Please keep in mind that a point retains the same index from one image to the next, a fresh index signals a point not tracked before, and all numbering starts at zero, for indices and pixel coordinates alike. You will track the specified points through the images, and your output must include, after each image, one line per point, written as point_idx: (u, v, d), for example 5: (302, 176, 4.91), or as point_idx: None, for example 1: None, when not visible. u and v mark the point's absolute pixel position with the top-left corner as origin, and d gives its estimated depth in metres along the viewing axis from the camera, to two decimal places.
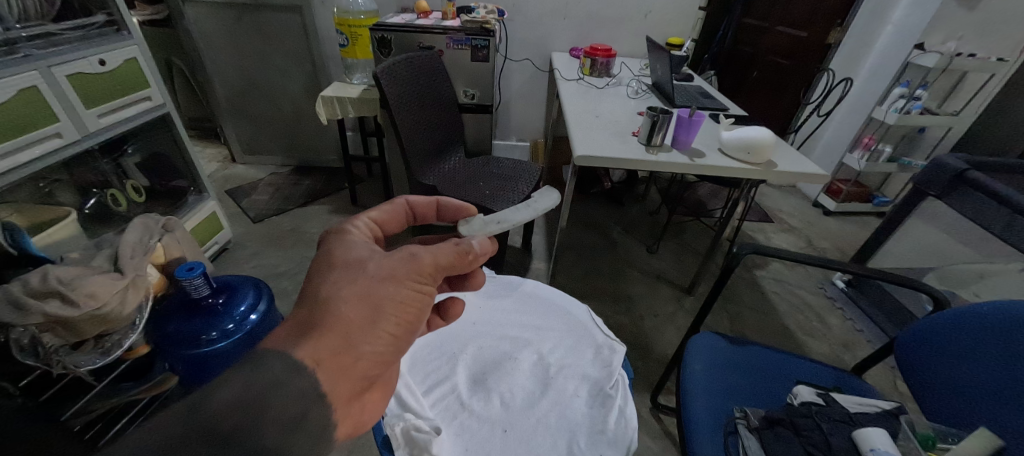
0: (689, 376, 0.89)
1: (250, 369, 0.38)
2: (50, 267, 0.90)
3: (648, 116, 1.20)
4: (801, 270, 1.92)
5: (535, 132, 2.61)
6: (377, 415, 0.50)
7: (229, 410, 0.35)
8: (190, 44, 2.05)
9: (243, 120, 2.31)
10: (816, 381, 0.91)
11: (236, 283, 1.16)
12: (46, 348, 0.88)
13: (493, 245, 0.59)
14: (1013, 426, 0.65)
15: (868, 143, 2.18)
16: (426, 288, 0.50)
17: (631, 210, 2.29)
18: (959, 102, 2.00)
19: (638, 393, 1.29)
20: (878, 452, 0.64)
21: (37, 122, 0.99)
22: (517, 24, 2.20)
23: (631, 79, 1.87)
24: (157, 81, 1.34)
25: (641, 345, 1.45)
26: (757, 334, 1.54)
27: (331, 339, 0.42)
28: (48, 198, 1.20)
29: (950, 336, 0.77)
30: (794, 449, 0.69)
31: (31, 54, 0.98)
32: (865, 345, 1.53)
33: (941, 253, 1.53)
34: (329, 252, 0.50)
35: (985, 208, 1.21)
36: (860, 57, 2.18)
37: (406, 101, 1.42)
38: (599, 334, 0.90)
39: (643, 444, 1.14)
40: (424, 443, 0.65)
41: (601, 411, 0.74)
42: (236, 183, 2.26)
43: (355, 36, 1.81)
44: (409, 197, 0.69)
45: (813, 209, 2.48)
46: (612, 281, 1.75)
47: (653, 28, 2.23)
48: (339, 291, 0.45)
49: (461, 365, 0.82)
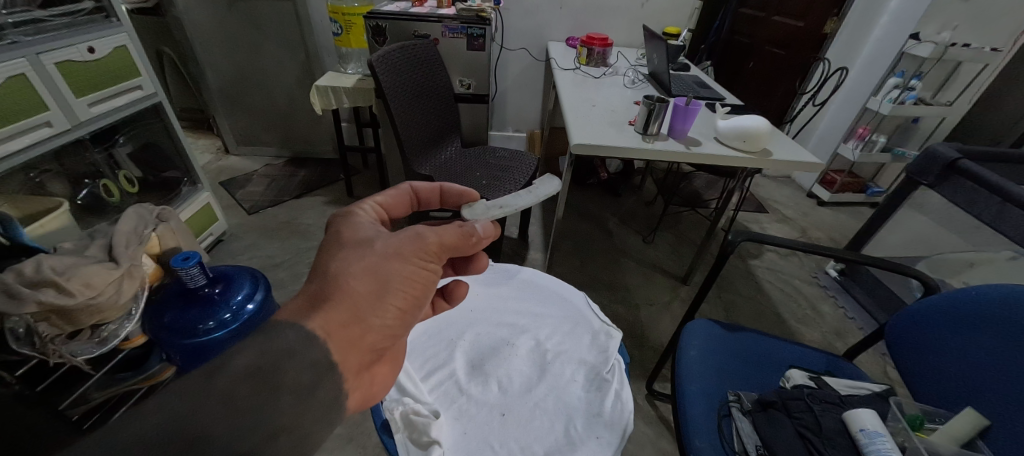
0: (684, 360, 0.91)
1: (264, 338, 0.38)
2: (44, 257, 0.89)
3: (644, 105, 1.19)
4: (795, 259, 1.94)
5: (532, 122, 2.60)
6: (387, 388, 0.50)
7: (245, 376, 0.35)
8: (180, 32, 2.01)
9: (237, 110, 2.28)
10: (809, 366, 0.92)
11: (232, 273, 1.16)
12: (42, 337, 0.88)
13: (496, 229, 0.61)
14: (988, 400, 0.69)
15: (862, 133, 2.19)
16: (432, 266, 0.52)
17: (628, 201, 2.30)
18: (952, 92, 2.03)
19: (634, 380, 1.31)
20: (867, 432, 0.66)
21: (24, 110, 0.97)
22: (513, 13, 2.18)
23: (628, 69, 1.86)
24: (148, 69, 1.32)
25: (637, 333, 1.47)
26: (750, 322, 1.56)
27: (342, 310, 0.44)
28: (39, 189, 1.19)
29: (935, 320, 0.79)
30: (787, 432, 0.70)
31: (19, 40, 0.96)
32: (856, 332, 1.55)
33: (932, 242, 1.55)
34: (337, 232, 0.52)
35: (977, 197, 1.22)
36: (857, 43, 2.14)
37: (402, 91, 1.41)
38: (595, 320, 0.90)
39: (638, 429, 1.17)
40: (423, 426, 0.67)
41: (599, 395, 0.75)
42: (230, 175, 2.24)
43: (349, 24, 1.79)
44: (414, 182, 0.70)
45: (807, 199, 2.50)
46: (609, 270, 1.76)
47: (650, 17, 2.22)
48: (347, 266, 0.47)
49: (459, 351, 0.83)
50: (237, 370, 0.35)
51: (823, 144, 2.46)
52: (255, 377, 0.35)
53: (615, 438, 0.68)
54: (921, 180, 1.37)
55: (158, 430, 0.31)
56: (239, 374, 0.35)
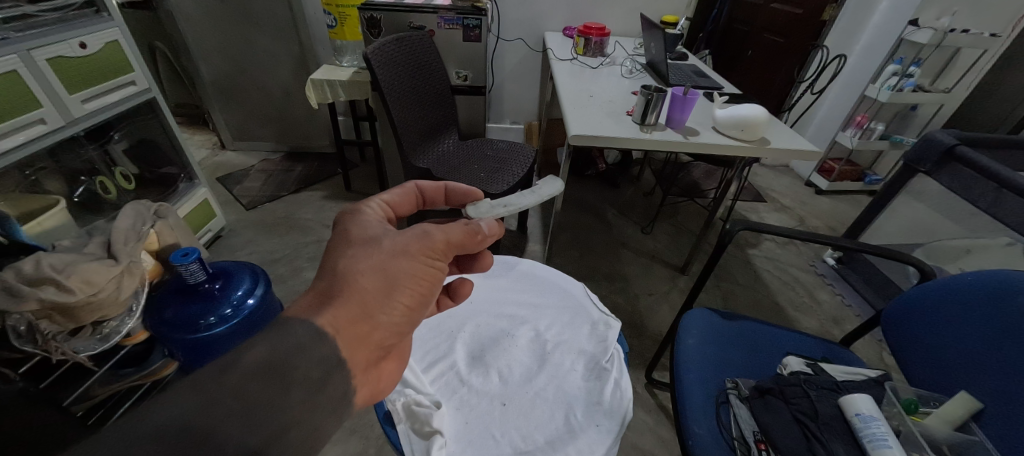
0: (683, 348, 0.91)
1: (274, 334, 0.38)
2: (42, 254, 0.90)
3: (642, 95, 1.18)
4: (793, 248, 1.95)
5: (529, 114, 2.59)
6: (394, 384, 0.51)
7: (256, 372, 0.35)
8: (173, 27, 1.99)
9: (231, 105, 2.26)
10: (806, 353, 0.93)
11: (232, 269, 1.16)
12: (44, 335, 0.87)
13: (499, 227, 0.61)
14: (975, 380, 0.71)
15: (860, 122, 2.19)
16: (438, 264, 0.52)
17: (626, 192, 2.30)
18: (951, 78, 2.03)
19: (633, 369, 1.32)
20: (863, 417, 0.66)
21: (20, 106, 0.97)
22: (510, 4, 2.16)
23: (626, 59, 1.85)
24: (141, 64, 1.30)
25: (636, 323, 1.48)
26: (748, 311, 1.58)
27: (350, 307, 0.44)
28: (35, 186, 1.18)
29: (925, 306, 0.80)
30: (785, 418, 0.71)
31: (8, 36, 0.95)
32: (853, 319, 1.57)
33: (929, 229, 1.56)
34: (346, 231, 0.52)
35: (974, 183, 1.22)
36: (855, 31, 2.16)
37: (398, 84, 1.40)
38: (594, 310, 0.91)
39: (638, 417, 1.18)
40: (424, 416, 0.68)
41: (598, 383, 0.76)
42: (227, 170, 2.23)
43: (344, 16, 1.79)
44: (420, 181, 0.69)
45: (806, 188, 2.50)
46: (607, 261, 1.77)
47: (647, 6, 2.20)
48: (357, 264, 0.47)
49: (460, 343, 0.84)
50: (248, 366, 0.35)
51: (822, 132, 2.46)
52: (265, 372, 0.36)
53: (614, 425, 0.69)
54: (919, 166, 1.36)
55: (168, 426, 0.31)
56: (250, 370, 0.35)
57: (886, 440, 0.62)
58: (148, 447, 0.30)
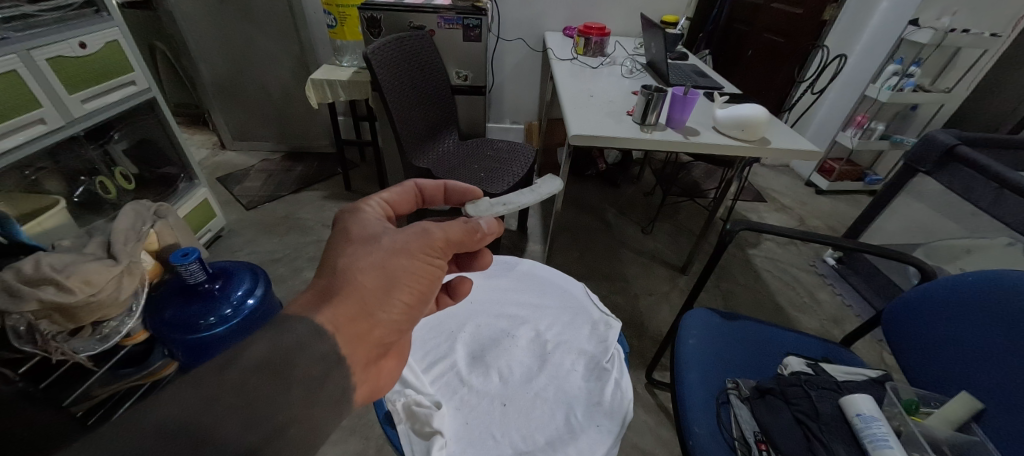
0: (683, 348, 0.91)
1: (274, 331, 0.38)
2: (42, 254, 0.89)
3: (642, 95, 1.18)
4: (793, 248, 1.95)
5: (530, 114, 2.59)
6: (393, 382, 0.51)
7: (257, 369, 0.35)
8: (173, 27, 1.99)
9: (231, 105, 2.26)
10: (806, 353, 0.93)
11: (232, 269, 1.16)
12: (43, 335, 0.88)
13: (499, 225, 0.61)
14: (975, 381, 0.71)
15: (860, 122, 2.18)
16: (437, 262, 0.52)
17: (626, 192, 2.30)
18: (951, 78, 2.02)
19: (633, 369, 1.32)
20: (864, 417, 0.66)
21: (19, 106, 0.97)
22: (510, 4, 2.16)
23: (626, 59, 1.85)
24: (141, 64, 1.30)
25: (636, 323, 1.48)
26: (748, 311, 1.57)
27: (350, 304, 0.44)
28: (35, 186, 1.18)
29: (926, 307, 0.80)
30: (786, 417, 0.71)
31: (7, 36, 0.94)
32: (853, 319, 1.56)
33: (929, 229, 1.56)
34: (345, 228, 0.52)
35: (975, 183, 1.22)
36: (856, 31, 2.16)
37: (398, 84, 1.40)
38: (594, 310, 0.91)
39: (638, 417, 1.18)
40: (424, 417, 0.68)
41: (599, 383, 0.76)
42: (227, 170, 2.23)
43: (344, 16, 1.79)
44: (419, 180, 0.69)
45: (806, 188, 2.50)
46: (608, 261, 1.77)
47: (647, 6, 2.19)
48: (356, 262, 0.47)
49: (460, 344, 0.84)
50: (249, 363, 0.35)
51: (822, 132, 2.46)
52: (266, 369, 0.36)
53: (615, 425, 0.69)
54: (920, 166, 1.36)
55: (167, 424, 0.31)
56: (250, 367, 0.35)
57: (887, 440, 0.62)
58: (147, 446, 0.30)
